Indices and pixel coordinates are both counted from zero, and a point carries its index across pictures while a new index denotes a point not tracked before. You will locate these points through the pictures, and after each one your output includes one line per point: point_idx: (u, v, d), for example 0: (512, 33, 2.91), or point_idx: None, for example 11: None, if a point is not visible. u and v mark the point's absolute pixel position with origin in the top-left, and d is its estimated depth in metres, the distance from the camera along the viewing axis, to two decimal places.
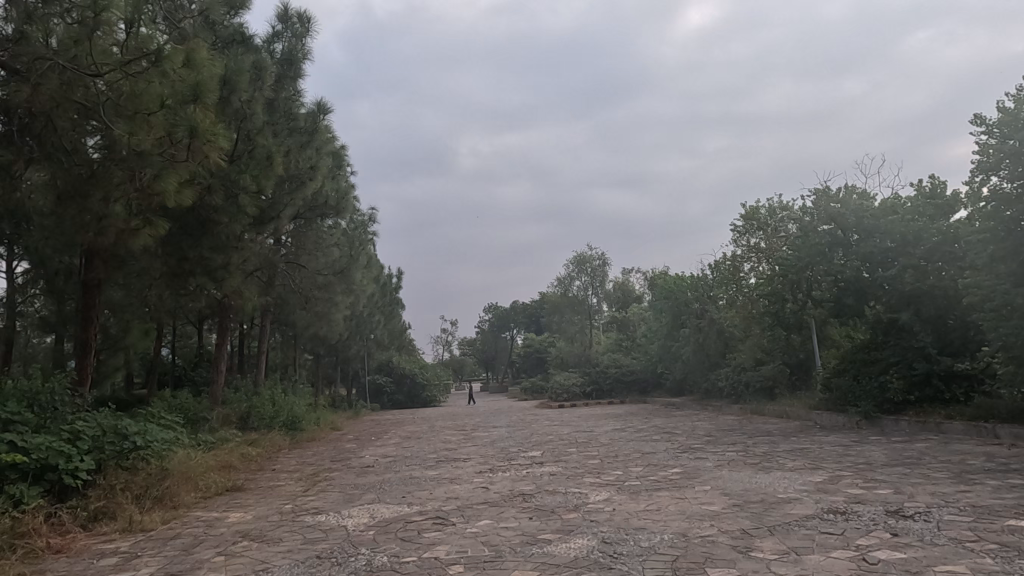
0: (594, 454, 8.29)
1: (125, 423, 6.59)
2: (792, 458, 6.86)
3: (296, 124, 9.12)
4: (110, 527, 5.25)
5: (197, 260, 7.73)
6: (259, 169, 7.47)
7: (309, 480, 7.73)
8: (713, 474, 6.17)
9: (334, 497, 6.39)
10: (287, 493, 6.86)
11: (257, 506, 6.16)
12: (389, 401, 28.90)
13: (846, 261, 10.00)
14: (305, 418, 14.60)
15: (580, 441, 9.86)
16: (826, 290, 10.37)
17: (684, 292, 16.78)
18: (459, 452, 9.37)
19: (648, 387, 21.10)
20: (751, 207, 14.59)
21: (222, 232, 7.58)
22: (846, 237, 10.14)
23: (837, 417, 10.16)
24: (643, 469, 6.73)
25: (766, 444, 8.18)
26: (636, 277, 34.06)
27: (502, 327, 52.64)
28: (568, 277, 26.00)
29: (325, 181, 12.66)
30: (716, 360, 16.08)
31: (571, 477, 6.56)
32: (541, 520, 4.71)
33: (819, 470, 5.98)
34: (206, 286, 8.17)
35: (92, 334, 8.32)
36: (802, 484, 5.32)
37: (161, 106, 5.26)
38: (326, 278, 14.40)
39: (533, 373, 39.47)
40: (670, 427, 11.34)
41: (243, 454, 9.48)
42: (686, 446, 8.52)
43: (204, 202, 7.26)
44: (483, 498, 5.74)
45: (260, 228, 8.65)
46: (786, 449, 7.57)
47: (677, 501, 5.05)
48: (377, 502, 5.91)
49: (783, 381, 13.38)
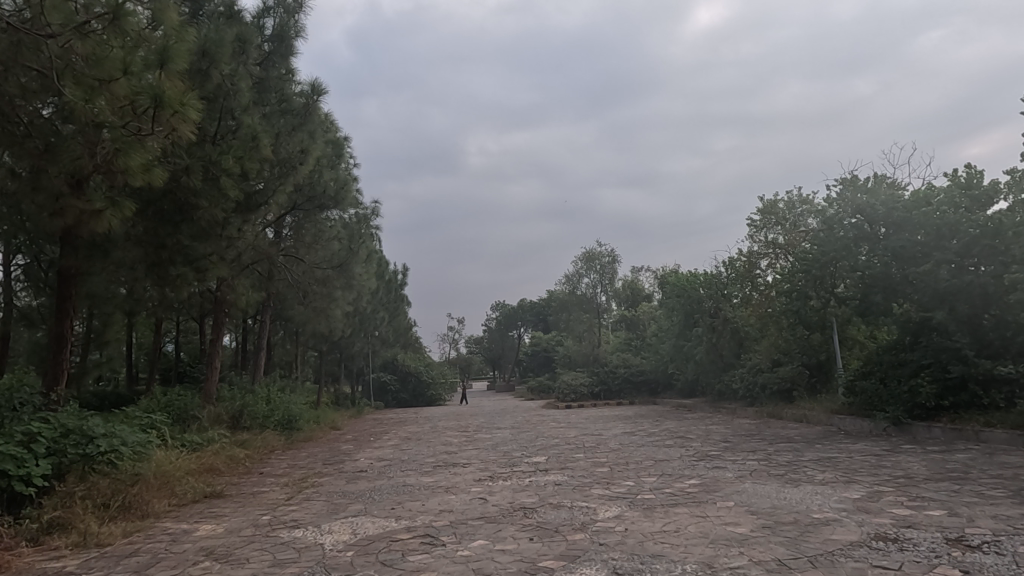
0: (603, 461, 7.69)
1: (91, 424, 6.06)
2: (821, 469, 6.23)
3: (287, 104, 8.59)
4: (62, 541, 4.70)
5: (176, 247, 7.20)
6: (243, 150, 6.96)
7: (295, 486, 7.17)
8: (736, 487, 5.57)
9: (317, 508, 5.83)
10: (268, 502, 6.30)
11: (231, 517, 5.60)
12: (394, 399, 28.49)
13: (874, 258, 9.34)
14: (303, 417, 14.10)
15: (587, 446, 9.26)
16: (852, 287, 9.74)
17: (696, 289, 16.09)
18: (459, 457, 8.80)
19: (659, 388, 20.45)
20: (769, 200, 13.96)
21: (202, 217, 7.03)
22: (873, 232, 9.46)
23: (863, 423, 9.55)
24: (657, 480, 6.13)
25: (789, 452, 7.56)
26: (645, 276, 33.32)
27: (509, 326, 52.03)
28: (577, 274, 25.34)
29: (322, 170, 12.18)
30: (730, 361, 15.43)
31: (578, 487, 5.98)
32: (544, 542, 4.13)
33: (855, 484, 5.36)
34: (188, 278, 7.63)
35: (69, 328, 7.79)
36: (838, 502, 4.71)
37: (124, 72, 4.72)
38: (323, 272, 13.81)
39: (541, 372, 38.80)
40: (683, 432, 10.73)
41: (231, 456, 8.95)
42: (702, 453, 7.90)
43: (182, 185, 6.63)
44: (480, 512, 5.17)
45: (248, 216, 8.09)
46: (813, 459, 6.95)
47: (697, 520, 4.45)
48: (362, 515, 5.33)
49: (802, 384, 12.71)
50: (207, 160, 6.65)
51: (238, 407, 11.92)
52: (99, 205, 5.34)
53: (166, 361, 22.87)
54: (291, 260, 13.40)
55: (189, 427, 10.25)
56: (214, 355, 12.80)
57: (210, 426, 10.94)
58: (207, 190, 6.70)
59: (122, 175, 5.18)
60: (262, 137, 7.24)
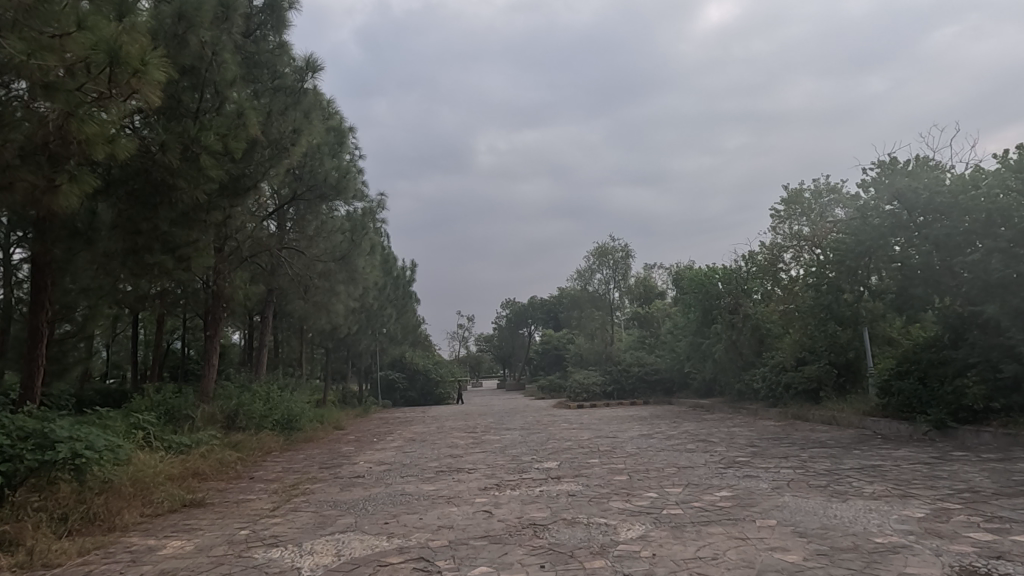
0: (621, 468, 7.01)
1: (55, 425, 5.47)
2: (867, 481, 5.54)
3: (280, 81, 8.00)
4: (5, 561, 4.13)
5: (155, 233, 6.65)
6: (227, 127, 6.36)
7: (284, 494, 6.58)
8: (775, 501, 4.89)
9: (303, 521, 5.22)
10: (250, 513, 5.69)
11: (206, 532, 4.99)
12: (402, 398, 27.88)
13: (915, 249, 8.58)
14: (304, 416, 13.56)
15: (602, 450, 8.62)
16: (890, 279, 9.02)
17: (714, 285, 15.38)
18: (465, 461, 8.15)
19: (674, 388, 19.72)
20: (794, 189, 13.28)
21: (181, 199, 6.37)
22: (909, 219, 8.68)
23: (901, 426, 8.87)
24: (684, 492, 5.45)
25: (826, 459, 6.88)
26: (658, 272, 32.48)
27: (520, 324, 51.26)
28: (589, 270, 24.60)
29: (322, 158, 11.63)
30: (750, 360, 14.67)
31: (594, 499, 5.33)
32: (557, 572, 3.48)
33: (914, 500, 4.66)
34: (171, 270, 7.04)
35: (44, 322, 7.29)
36: (902, 524, 4.02)
37: (78, 26, 4.18)
38: (324, 266, 13.22)
39: (552, 371, 38.12)
40: (704, 434, 10.06)
41: (221, 458, 8.39)
42: (730, 460, 7.20)
43: (158, 162, 6.01)
44: (484, 529, 4.52)
45: (235, 201, 7.44)
46: (855, 468, 6.25)
47: (737, 544, 3.80)
48: (352, 531, 4.71)
49: (830, 383, 11.96)
50: (185, 135, 6.02)
51: (233, 407, 11.32)
52: (56, 178, 4.70)
53: (173, 359, 22.51)
54: (292, 252, 12.84)
55: (179, 428, 9.68)
56: (212, 352, 12.26)
57: (203, 426, 10.39)
58: (185, 170, 6.08)
59: (80, 145, 4.60)
60: (249, 113, 6.66)
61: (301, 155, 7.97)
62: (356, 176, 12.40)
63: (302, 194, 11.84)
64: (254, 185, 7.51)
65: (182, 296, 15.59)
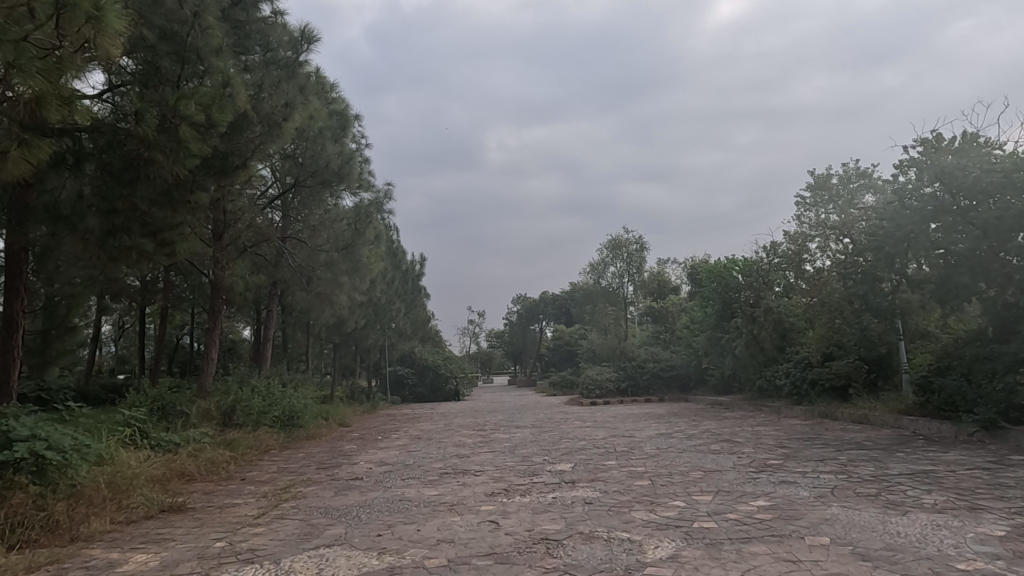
0: (641, 471, 6.40)
1: (12, 423, 4.98)
2: (923, 489, 4.89)
3: (271, 55, 7.59)
4: None
5: (133, 212, 6.08)
6: (211, 97, 5.92)
7: (273, 499, 6.03)
8: (823, 514, 4.26)
9: (288, 531, 4.66)
10: (231, 521, 5.13)
11: (178, 544, 4.44)
12: (412, 394, 27.12)
13: (959, 232, 7.91)
14: (307, 413, 13.02)
15: (619, 450, 8.01)
16: (930, 268, 8.32)
17: (734, 277, 14.70)
18: (471, 462, 7.57)
19: (690, 384, 19.05)
20: (821, 175, 12.58)
21: (158, 175, 5.79)
22: (952, 202, 7.99)
23: (942, 426, 8.20)
24: (716, 501, 4.83)
25: (868, 463, 6.24)
26: (672, 267, 31.65)
27: (531, 319, 50.51)
28: (602, 263, 23.91)
29: (325, 143, 11.12)
30: (772, 355, 13.97)
31: (615, 509, 4.72)
32: None
33: (987, 514, 4.02)
34: (151, 255, 6.51)
35: (20, 311, 6.80)
36: (982, 545, 3.40)
37: None
38: (328, 257, 12.70)
39: (563, 367, 37.44)
40: (727, 434, 9.44)
41: (212, 458, 7.87)
42: (761, 463, 6.57)
43: (131, 133, 5.49)
44: (489, 546, 3.92)
45: (223, 181, 6.90)
46: (905, 473, 5.59)
47: (789, 569, 3.19)
48: (339, 546, 4.14)
49: (860, 380, 11.28)
50: (164, 105, 5.52)
51: (230, 403, 10.74)
52: (4, 144, 4.14)
53: (182, 354, 22.19)
54: (294, 241, 12.39)
55: (171, 426, 9.16)
56: (212, 346, 11.72)
57: (197, 423, 9.89)
58: (162, 141, 5.51)
59: (31, 105, 4.17)
60: (234, 84, 6.26)
61: (294, 133, 7.47)
62: (360, 161, 11.88)
63: (304, 181, 11.40)
64: (244, 164, 6.94)
65: (186, 290, 15.20)
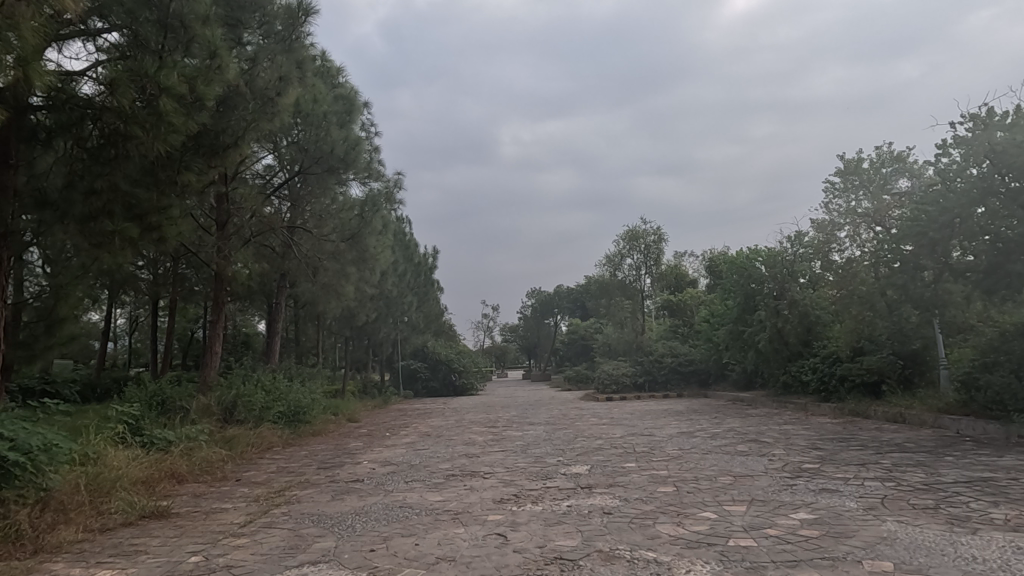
0: (664, 476, 5.86)
1: None
2: (987, 501, 4.31)
3: (268, 30, 7.14)
4: None
5: (114, 193, 5.66)
6: (195, 70, 5.61)
7: (265, 503, 5.58)
8: (878, 531, 3.72)
9: (275, 543, 4.21)
10: (214, 530, 4.67)
11: (149, 558, 3.99)
12: (424, 388, 26.61)
13: (1011, 217, 7.28)
14: (314, 408, 12.55)
15: (638, 451, 7.48)
16: (977, 257, 7.69)
17: (757, 268, 14.06)
18: (480, 463, 7.08)
19: (710, 379, 18.44)
20: (852, 159, 11.93)
21: (139, 151, 5.42)
22: (1000, 183, 7.42)
23: (990, 426, 7.58)
24: (751, 514, 4.29)
25: (915, 468, 5.67)
26: (690, 260, 30.87)
27: (546, 313, 49.94)
28: (618, 254, 23.19)
29: (330, 127, 10.63)
30: (797, 350, 13.34)
31: (638, 521, 4.20)
32: None
33: None
34: (138, 241, 6.09)
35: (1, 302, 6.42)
36: None
37: None
38: (334, 246, 12.20)
39: (578, 362, 36.92)
40: (752, 433, 8.87)
41: (207, 457, 7.42)
42: (795, 468, 5.99)
43: (108, 105, 5.16)
44: (494, 567, 3.42)
45: (213, 163, 6.50)
46: (960, 481, 5.02)
47: None
48: (325, 563, 3.66)
49: (893, 376, 10.64)
50: (143, 75, 5.20)
51: (233, 397, 10.34)
52: None
53: (196, 347, 21.91)
54: (299, 230, 11.98)
55: (169, 422, 8.77)
56: (215, 339, 11.33)
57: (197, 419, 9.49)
58: (141, 115, 5.18)
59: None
60: (223, 56, 5.90)
61: (290, 111, 7.14)
62: (367, 147, 11.40)
63: (308, 168, 10.96)
64: (236, 144, 6.57)
65: (196, 283, 14.91)
